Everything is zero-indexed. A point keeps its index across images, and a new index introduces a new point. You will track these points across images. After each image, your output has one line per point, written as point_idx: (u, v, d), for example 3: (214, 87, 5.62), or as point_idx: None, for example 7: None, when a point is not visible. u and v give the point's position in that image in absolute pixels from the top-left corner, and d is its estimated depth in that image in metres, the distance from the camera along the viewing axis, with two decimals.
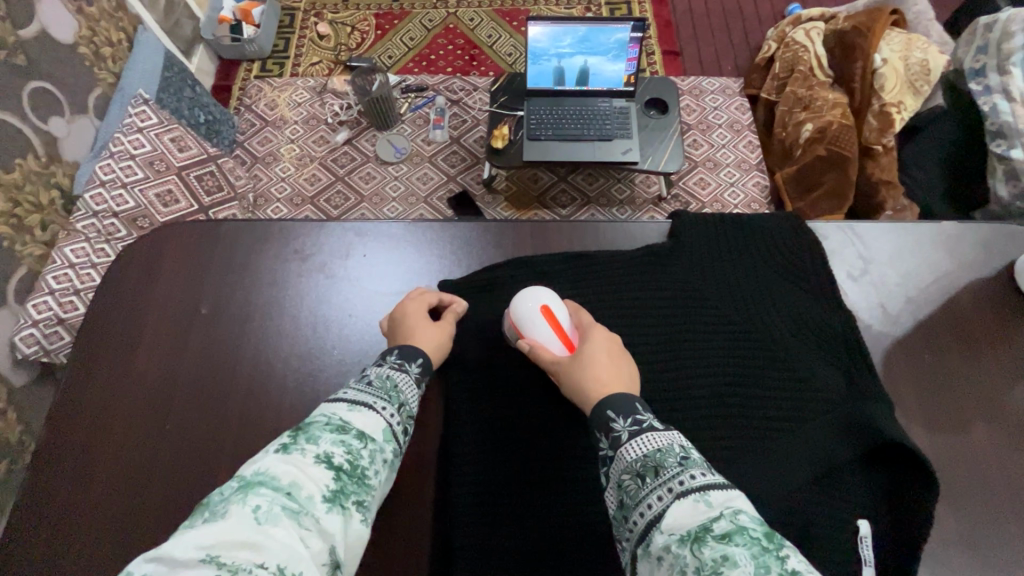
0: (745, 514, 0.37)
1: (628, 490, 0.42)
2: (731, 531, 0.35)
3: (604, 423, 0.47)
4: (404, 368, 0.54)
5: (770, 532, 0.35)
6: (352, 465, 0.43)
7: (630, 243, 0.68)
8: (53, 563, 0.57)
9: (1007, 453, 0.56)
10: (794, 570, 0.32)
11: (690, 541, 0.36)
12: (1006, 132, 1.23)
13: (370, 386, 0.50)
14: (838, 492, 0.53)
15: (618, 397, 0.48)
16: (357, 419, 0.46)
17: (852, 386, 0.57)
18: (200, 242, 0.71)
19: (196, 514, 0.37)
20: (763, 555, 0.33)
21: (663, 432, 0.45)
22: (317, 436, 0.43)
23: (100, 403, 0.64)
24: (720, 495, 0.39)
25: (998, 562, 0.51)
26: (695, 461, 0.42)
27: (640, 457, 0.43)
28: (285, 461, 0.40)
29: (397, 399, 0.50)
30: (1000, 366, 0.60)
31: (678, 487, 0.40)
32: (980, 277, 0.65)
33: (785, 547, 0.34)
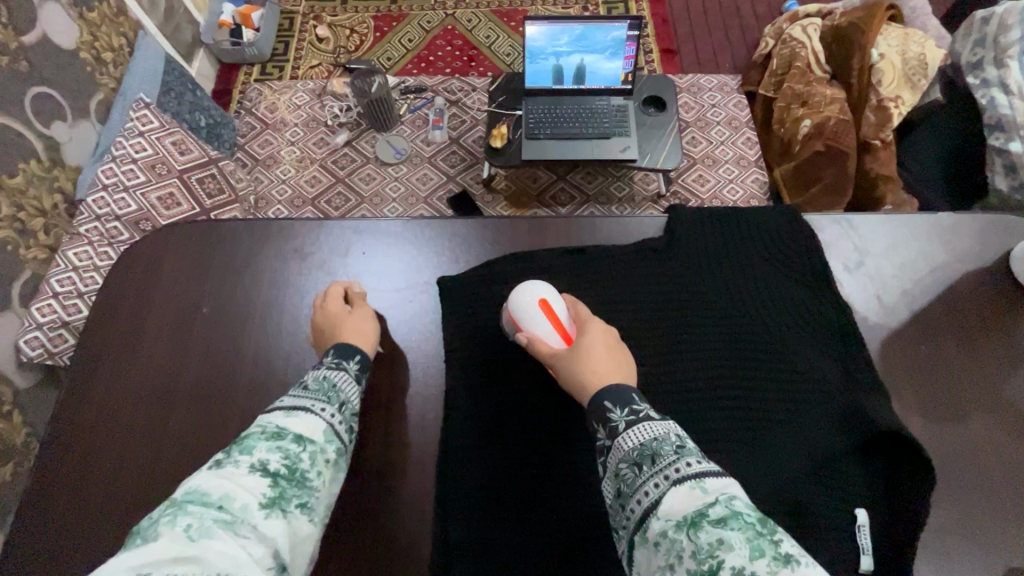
0: (739, 500, 0.38)
1: (626, 478, 0.42)
2: (726, 515, 0.36)
3: (601, 413, 0.47)
4: (341, 366, 0.54)
5: (763, 517, 0.36)
6: (290, 470, 0.42)
7: (627, 238, 0.68)
8: (59, 560, 0.58)
9: (1003, 443, 0.56)
10: (788, 554, 0.33)
11: (686, 527, 0.36)
12: (1004, 125, 1.23)
13: (307, 390, 0.50)
14: (835, 481, 0.53)
15: (615, 388, 0.48)
16: (294, 424, 0.46)
17: (847, 378, 0.57)
18: (200, 242, 0.72)
19: (128, 540, 0.35)
20: (757, 539, 0.34)
21: (659, 422, 0.45)
22: (251, 446, 0.42)
23: (103, 402, 0.65)
24: (715, 482, 0.39)
25: (994, 551, 0.52)
26: (691, 450, 0.42)
27: (637, 446, 0.43)
28: (215, 476, 0.38)
29: (336, 399, 0.51)
30: (996, 356, 0.60)
31: (675, 474, 0.40)
32: (976, 267, 0.65)
33: (779, 531, 0.35)
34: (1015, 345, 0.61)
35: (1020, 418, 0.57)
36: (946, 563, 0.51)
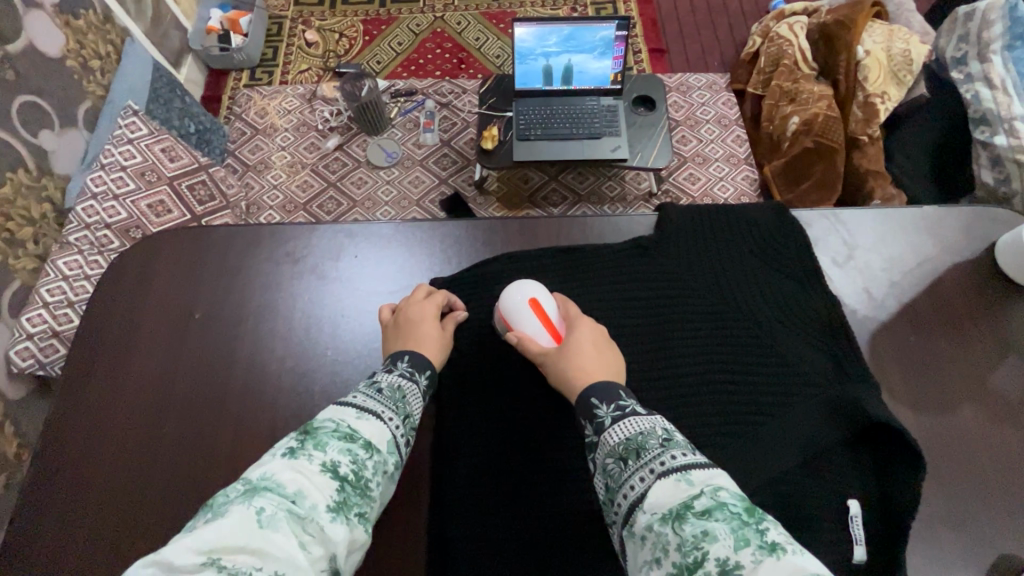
0: (725, 490, 0.38)
1: (612, 473, 0.43)
2: (711, 507, 0.36)
3: (589, 410, 0.48)
4: (414, 379, 0.54)
5: (749, 507, 0.36)
6: (356, 476, 0.42)
7: (617, 237, 0.69)
8: (55, 570, 0.58)
9: (991, 433, 0.57)
10: (774, 542, 0.33)
11: (671, 519, 0.37)
12: (989, 119, 1.25)
13: (380, 395, 0.50)
14: (827, 474, 0.54)
15: (602, 385, 0.49)
16: (364, 428, 0.46)
17: (839, 371, 0.58)
18: (192, 248, 0.72)
19: (201, 514, 0.37)
20: (743, 529, 0.34)
21: (645, 417, 0.46)
22: (324, 443, 0.43)
23: (95, 410, 0.65)
24: (701, 474, 0.40)
25: (985, 540, 0.52)
26: (678, 443, 0.43)
27: (622, 441, 0.44)
28: (291, 468, 0.40)
29: (403, 411, 0.50)
30: (983, 347, 0.61)
31: (660, 467, 0.41)
32: (962, 259, 0.66)
33: (765, 520, 0.35)
34: (1002, 335, 0.62)
35: (1008, 408, 0.58)
36: (937, 552, 0.52)
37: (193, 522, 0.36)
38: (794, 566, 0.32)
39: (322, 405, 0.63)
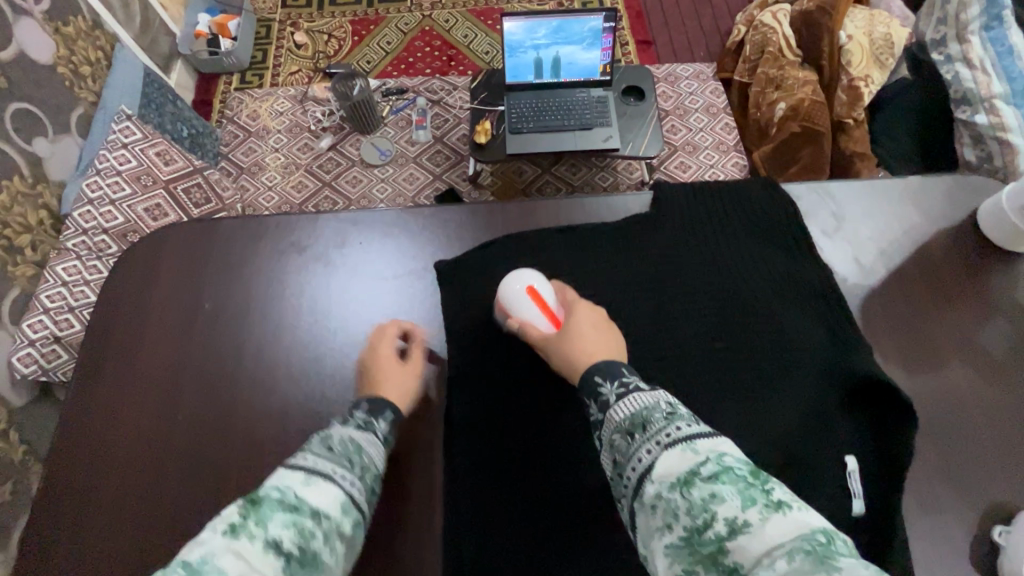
0: (729, 455, 0.39)
1: (619, 446, 0.44)
2: (717, 471, 0.38)
3: (593, 389, 0.49)
4: (372, 428, 0.53)
5: (753, 469, 0.38)
6: (303, 550, 0.39)
7: (611, 216, 0.70)
8: (77, 557, 0.59)
9: (978, 389, 0.60)
10: (779, 501, 0.35)
11: (680, 486, 0.38)
12: (969, 98, 1.28)
13: (330, 452, 0.47)
14: (825, 433, 0.56)
15: (604, 364, 0.51)
16: (314, 495, 0.43)
17: (832, 337, 0.60)
18: (198, 241, 0.73)
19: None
20: (749, 489, 0.36)
21: (648, 392, 0.46)
22: (268, 518, 0.39)
23: (109, 403, 0.66)
24: (706, 442, 0.40)
25: (975, 489, 0.55)
26: (681, 415, 0.43)
27: (628, 416, 0.45)
28: (230, 553, 0.36)
29: (359, 466, 0.48)
30: (968, 308, 0.64)
31: (667, 438, 0.41)
32: (946, 226, 0.68)
33: (770, 480, 0.37)
34: (987, 299, 0.64)
35: (994, 367, 0.61)
36: (929, 502, 0.55)
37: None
38: (797, 522, 0.34)
39: (334, 388, 0.64)
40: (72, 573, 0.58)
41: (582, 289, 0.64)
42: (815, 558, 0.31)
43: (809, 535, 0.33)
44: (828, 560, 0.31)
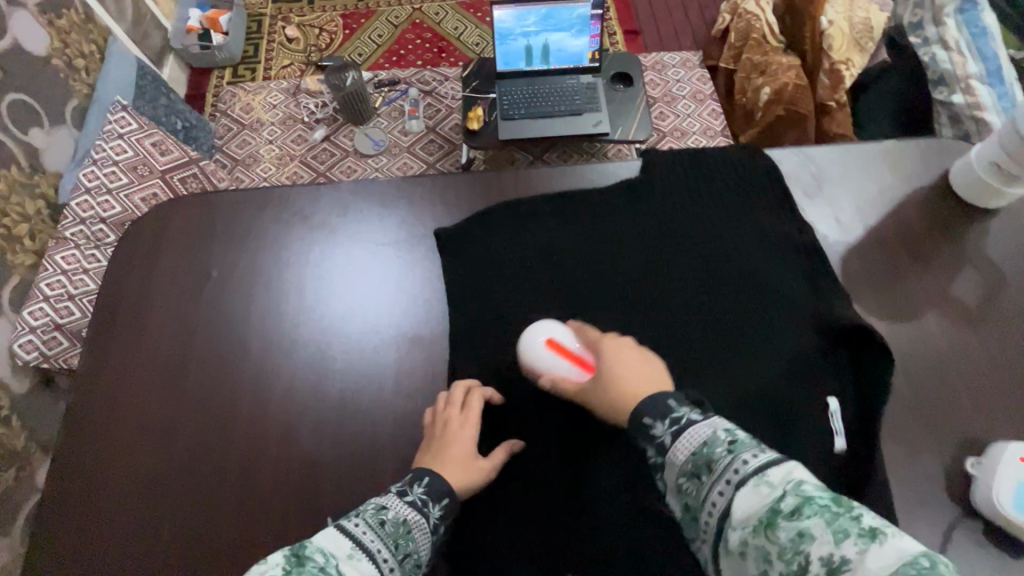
0: (806, 482, 0.37)
1: (688, 491, 0.43)
2: (799, 504, 0.36)
3: (645, 431, 0.47)
4: (427, 511, 0.51)
5: (836, 495, 0.36)
6: None
7: (604, 180, 0.73)
8: (95, 514, 0.61)
9: (950, 335, 0.63)
10: (872, 527, 0.33)
11: (763, 530, 0.36)
12: (946, 80, 1.31)
13: (382, 528, 0.47)
14: (808, 378, 0.59)
15: (649, 401, 0.48)
16: (352, 572, 0.42)
17: (813, 289, 0.63)
18: (203, 213, 0.75)
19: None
20: (837, 520, 0.34)
21: (703, 423, 0.44)
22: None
23: (121, 367, 0.68)
24: (779, 472, 0.39)
25: (945, 426, 0.59)
26: (744, 443, 0.42)
27: (690, 457, 0.43)
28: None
29: (403, 553, 0.47)
30: (942, 261, 0.67)
31: (737, 476, 0.40)
32: (921, 186, 0.72)
33: (855, 506, 0.35)
34: (960, 253, 0.67)
35: (967, 315, 0.64)
36: (902, 438, 0.59)
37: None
38: (898, 549, 0.32)
39: (341, 346, 0.67)
40: (91, 527, 0.61)
41: (576, 251, 0.67)
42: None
43: (912, 562, 0.31)
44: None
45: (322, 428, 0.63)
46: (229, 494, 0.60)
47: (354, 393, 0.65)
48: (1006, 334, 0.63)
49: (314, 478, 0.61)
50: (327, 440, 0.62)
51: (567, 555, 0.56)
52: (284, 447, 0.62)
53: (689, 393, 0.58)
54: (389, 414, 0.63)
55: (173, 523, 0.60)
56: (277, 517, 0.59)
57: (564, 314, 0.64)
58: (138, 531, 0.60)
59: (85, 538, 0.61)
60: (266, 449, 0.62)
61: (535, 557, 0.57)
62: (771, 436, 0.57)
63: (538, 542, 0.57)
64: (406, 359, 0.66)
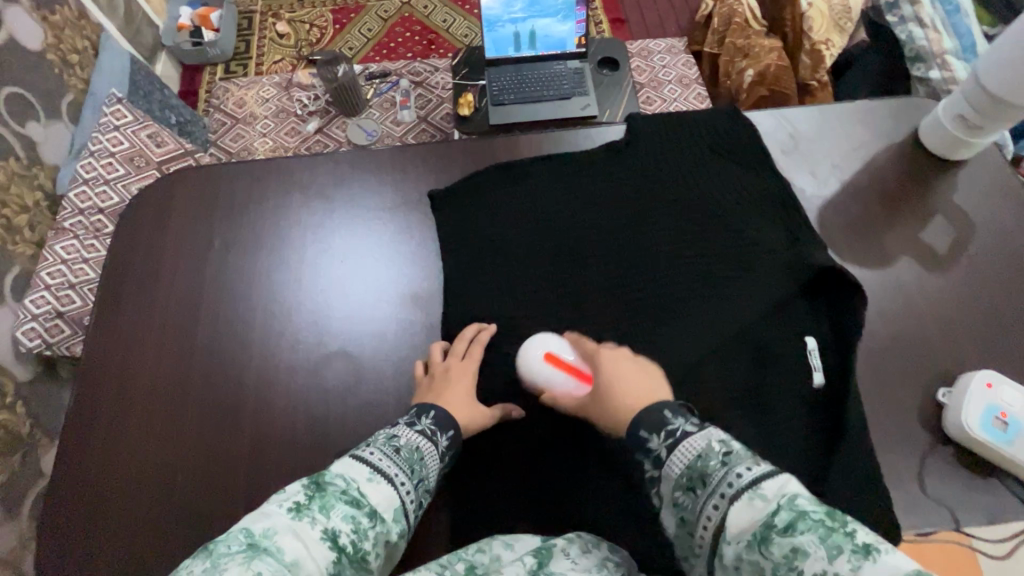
0: (799, 496, 0.38)
1: (685, 505, 0.44)
2: (792, 520, 0.37)
3: (640, 443, 0.48)
4: (434, 439, 0.54)
5: (829, 510, 0.37)
6: (354, 547, 0.43)
7: (587, 142, 0.77)
8: (110, 472, 0.64)
9: (923, 278, 0.67)
10: (865, 543, 0.34)
11: (756, 546, 0.37)
12: (923, 57, 1.32)
13: (397, 454, 0.51)
14: (787, 317, 0.62)
15: (645, 415, 0.49)
16: (373, 492, 0.47)
17: (791, 238, 0.66)
18: (205, 185, 0.77)
19: (199, 557, 0.38)
20: (830, 536, 0.35)
21: (698, 435, 0.46)
22: (331, 506, 0.43)
23: (130, 333, 0.70)
24: (771, 485, 0.40)
25: (917, 360, 0.62)
26: (739, 456, 0.43)
27: (685, 470, 0.44)
28: (292, 532, 0.41)
29: (418, 475, 0.51)
30: (914, 210, 0.71)
31: (730, 490, 0.41)
32: (892, 141, 0.75)
33: (848, 520, 0.36)
34: (930, 203, 0.71)
35: (937, 260, 0.68)
36: (877, 372, 0.62)
37: (192, 565, 0.37)
38: (890, 565, 0.33)
39: (341, 306, 0.70)
40: (106, 485, 0.63)
41: (564, 211, 0.69)
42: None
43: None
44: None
45: (326, 382, 0.66)
46: (239, 448, 0.63)
47: (355, 348, 0.68)
48: (975, 276, 0.67)
49: (320, 430, 0.63)
50: (330, 393, 0.65)
51: (563, 490, 0.59)
52: (291, 402, 0.65)
53: (674, 337, 0.61)
54: (389, 367, 0.66)
55: (186, 477, 0.62)
56: (287, 469, 0.61)
57: (554, 267, 0.66)
58: (151, 486, 0.62)
59: (101, 496, 0.63)
60: (274, 404, 0.65)
61: (531, 495, 0.59)
62: (753, 372, 0.60)
63: (533, 481, 0.60)
64: (404, 317, 0.69)
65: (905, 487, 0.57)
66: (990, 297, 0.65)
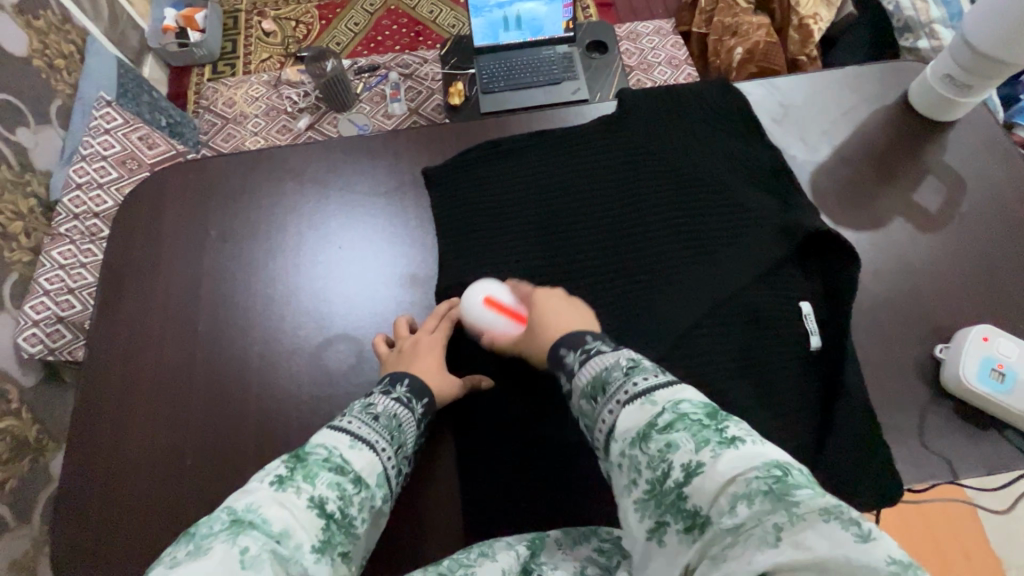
0: (686, 401, 0.41)
1: (586, 412, 0.46)
2: (672, 420, 0.40)
3: (559, 361, 0.51)
4: (411, 406, 0.57)
5: (709, 412, 0.40)
6: (342, 513, 0.46)
7: (577, 118, 0.78)
8: (124, 465, 0.64)
9: (919, 239, 0.67)
10: (731, 438, 0.38)
11: (639, 442, 0.40)
12: (911, 26, 1.29)
13: (376, 423, 0.53)
14: (782, 283, 0.63)
15: (567, 336, 0.52)
16: (357, 459, 0.49)
17: (784, 204, 0.66)
18: (199, 177, 0.78)
19: (182, 542, 0.39)
20: (702, 432, 0.39)
21: (610, 353, 0.48)
22: (315, 475, 0.46)
23: (134, 326, 0.71)
24: (664, 392, 0.42)
25: (914, 320, 0.63)
26: (641, 368, 0.45)
27: (590, 380, 0.47)
28: (277, 503, 0.43)
29: (397, 440, 0.54)
30: (907, 173, 0.71)
31: (626, 395, 0.43)
32: (881, 106, 0.75)
33: (725, 420, 0.40)
34: (921, 164, 0.71)
35: (931, 220, 0.68)
36: (876, 333, 0.63)
37: (176, 549, 0.39)
38: (751, 455, 0.37)
39: (339, 289, 0.71)
40: (119, 476, 0.64)
41: (556, 184, 0.70)
42: (770, 496, 0.34)
43: (760, 469, 0.36)
44: (785, 497, 0.34)
45: (328, 363, 0.66)
46: (249, 434, 0.63)
47: (356, 329, 0.68)
48: (966, 233, 0.67)
49: (325, 411, 0.64)
50: (333, 374, 0.66)
51: (567, 462, 0.59)
52: (296, 386, 0.65)
53: (668, 300, 0.61)
54: None
55: (195, 464, 0.62)
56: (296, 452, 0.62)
57: (550, 243, 0.67)
58: (164, 476, 0.62)
59: (114, 489, 0.63)
60: (280, 390, 0.65)
61: (532, 466, 0.60)
62: (755, 338, 0.60)
63: (536, 455, 0.60)
64: (405, 296, 0.70)
65: (906, 442, 0.58)
66: (985, 256, 0.66)
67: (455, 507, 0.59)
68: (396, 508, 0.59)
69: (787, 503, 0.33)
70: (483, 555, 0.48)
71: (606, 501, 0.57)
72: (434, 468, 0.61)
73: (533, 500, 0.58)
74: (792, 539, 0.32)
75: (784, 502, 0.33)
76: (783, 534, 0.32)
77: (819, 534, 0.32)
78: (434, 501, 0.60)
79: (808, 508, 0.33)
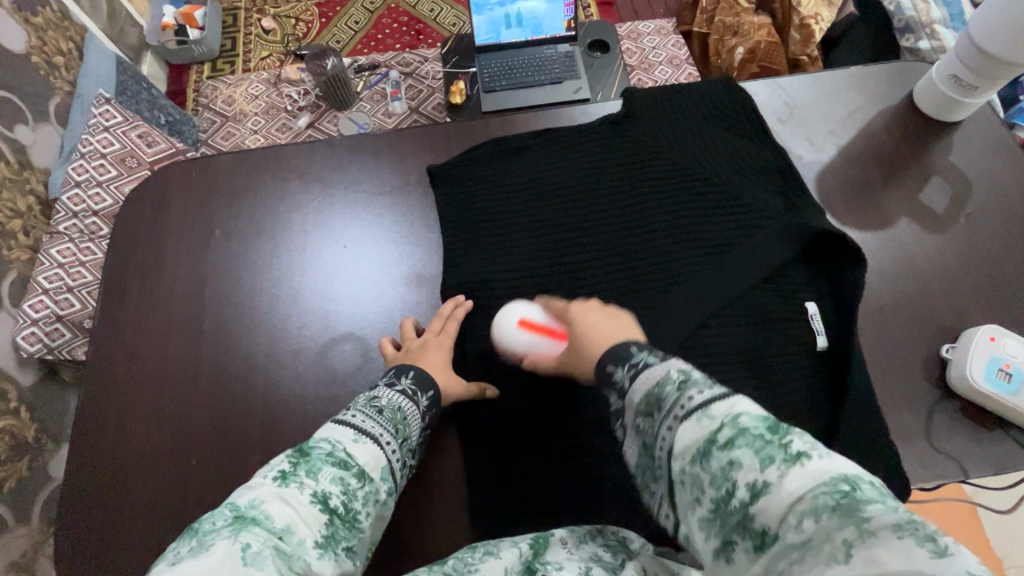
0: (748, 413, 0.37)
1: (642, 428, 0.43)
2: (733, 436, 0.36)
3: (607, 378, 0.48)
4: (416, 398, 0.57)
5: (773, 424, 0.36)
6: (346, 508, 0.45)
7: (583, 118, 0.78)
8: (127, 465, 0.64)
9: (924, 240, 0.67)
10: (798, 452, 0.33)
11: (698, 459, 0.36)
12: (912, 27, 1.28)
13: (381, 417, 0.53)
14: (789, 285, 0.62)
15: (615, 348, 0.49)
16: (361, 453, 0.50)
17: (790, 205, 0.66)
18: (203, 176, 0.77)
19: (185, 538, 0.39)
20: (766, 447, 0.34)
21: (660, 365, 0.44)
22: (318, 470, 0.46)
23: (137, 326, 0.70)
24: (722, 405, 0.38)
25: (920, 321, 0.63)
26: (695, 380, 0.41)
27: (643, 398, 0.43)
28: (280, 498, 0.42)
29: (401, 433, 0.54)
30: (912, 174, 0.71)
31: (682, 411, 0.39)
32: (887, 107, 0.75)
33: (790, 432, 0.35)
34: (926, 164, 0.71)
35: (937, 220, 0.68)
36: (883, 333, 0.63)
37: (178, 545, 0.39)
38: (819, 471, 0.32)
39: (345, 289, 0.70)
40: (123, 477, 0.63)
41: (564, 184, 0.70)
42: (838, 512, 0.30)
43: (831, 485, 0.31)
44: (855, 513, 0.30)
45: (334, 364, 0.66)
46: (255, 435, 0.63)
47: (362, 329, 0.68)
48: (972, 233, 0.67)
49: (331, 411, 0.64)
50: (339, 374, 0.65)
51: (573, 464, 0.59)
52: (302, 386, 0.65)
53: (676, 301, 0.61)
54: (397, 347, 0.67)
55: (201, 465, 0.62)
56: None
57: (553, 243, 0.66)
58: (169, 477, 0.62)
59: (117, 489, 0.63)
60: (285, 391, 0.65)
61: (539, 469, 0.59)
62: (761, 339, 0.60)
63: (541, 455, 0.60)
64: (410, 297, 0.70)
65: (913, 442, 0.58)
66: (990, 256, 0.66)
67: (462, 508, 0.59)
68: (402, 509, 0.59)
69: (857, 518, 0.30)
70: (488, 554, 0.48)
71: (614, 502, 0.57)
72: (442, 467, 0.61)
73: (540, 502, 0.58)
74: (867, 557, 0.28)
75: (855, 518, 0.30)
76: (855, 550, 0.29)
77: (894, 551, 0.28)
78: (441, 502, 0.60)
79: (882, 524, 0.29)
